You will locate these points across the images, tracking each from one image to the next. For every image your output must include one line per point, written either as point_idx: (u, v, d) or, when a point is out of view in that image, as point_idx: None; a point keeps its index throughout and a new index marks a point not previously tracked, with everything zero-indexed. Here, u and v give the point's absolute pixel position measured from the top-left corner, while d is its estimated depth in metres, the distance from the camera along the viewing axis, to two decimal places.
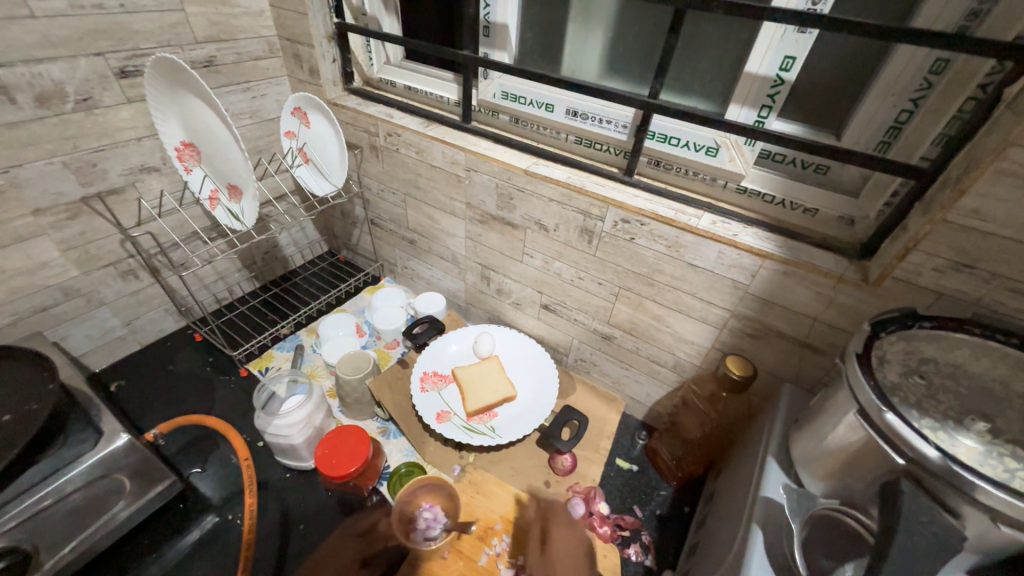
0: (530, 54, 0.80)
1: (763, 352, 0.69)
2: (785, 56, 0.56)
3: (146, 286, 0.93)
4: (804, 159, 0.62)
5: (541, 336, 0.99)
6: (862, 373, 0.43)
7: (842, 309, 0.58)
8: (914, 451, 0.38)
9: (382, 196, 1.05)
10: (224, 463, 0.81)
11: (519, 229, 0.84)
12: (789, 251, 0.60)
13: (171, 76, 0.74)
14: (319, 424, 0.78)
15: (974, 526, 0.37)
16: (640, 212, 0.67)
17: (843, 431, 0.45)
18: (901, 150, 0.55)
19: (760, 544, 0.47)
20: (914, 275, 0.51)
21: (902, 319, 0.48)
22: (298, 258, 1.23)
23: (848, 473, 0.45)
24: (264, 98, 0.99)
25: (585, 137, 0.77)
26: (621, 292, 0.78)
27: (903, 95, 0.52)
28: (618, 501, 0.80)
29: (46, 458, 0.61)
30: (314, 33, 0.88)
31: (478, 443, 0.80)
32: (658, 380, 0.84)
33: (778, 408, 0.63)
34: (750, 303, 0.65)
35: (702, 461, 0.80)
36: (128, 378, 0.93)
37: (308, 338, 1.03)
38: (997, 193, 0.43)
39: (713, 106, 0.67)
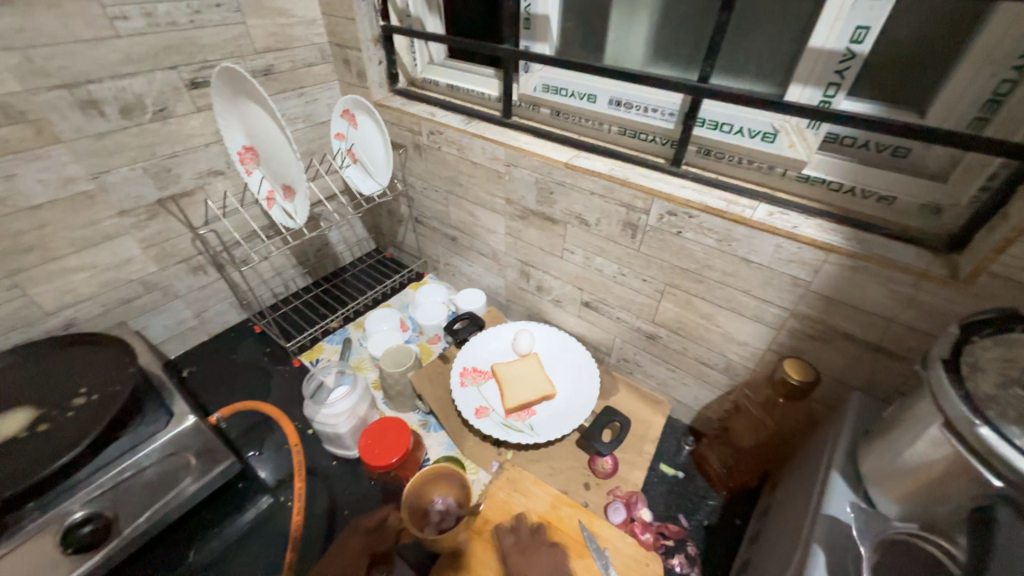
0: (572, 45, 0.78)
1: (827, 356, 0.63)
2: (856, 26, 0.50)
3: (213, 281, 1.01)
4: (879, 141, 0.55)
5: (581, 334, 0.97)
6: (949, 382, 0.38)
7: (924, 309, 0.52)
8: (1015, 473, 0.33)
9: (425, 194, 1.07)
10: (278, 448, 0.86)
11: (559, 224, 0.83)
12: (859, 245, 0.54)
13: (234, 84, 0.79)
14: (363, 415, 0.81)
15: None
16: (688, 204, 0.63)
17: (924, 447, 0.40)
18: (1000, 127, 0.48)
19: (822, 566, 0.42)
20: (1018, 271, 0.44)
21: (1000, 322, 0.42)
22: (347, 255, 1.28)
23: (932, 494, 0.39)
24: (317, 102, 1.04)
25: (629, 127, 0.74)
26: (667, 289, 0.74)
27: (1005, 63, 0.45)
28: (662, 508, 0.76)
29: (125, 436, 0.67)
30: (361, 37, 0.91)
31: (516, 441, 0.79)
32: (707, 383, 0.79)
33: (845, 418, 0.57)
34: (812, 301, 0.60)
35: (755, 472, 0.74)
36: (198, 365, 1.01)
37: (355, 332, 1.07)
38: None
39: (771, 87, 0.61)
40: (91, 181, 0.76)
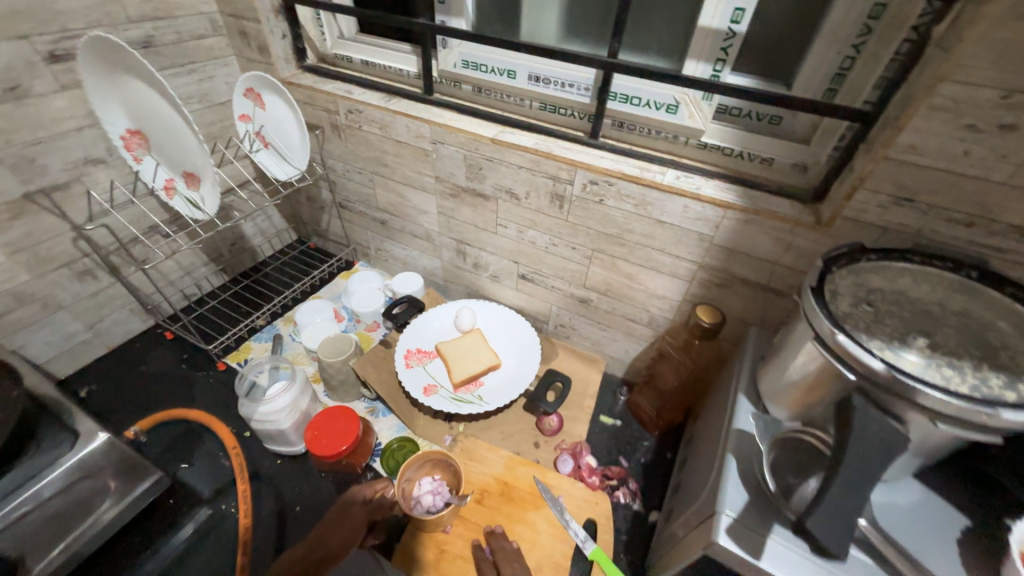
0: (487, 18, 0.78)
1: (730, 300, 0.72)
2: (735, 8, 0.57)
3: (105, 286, 0.89)
4: (758, 110, 0.64)
5: (520, 306, 1.01)
6: (816, 304, 0.47)
7: (799, 251, 0.62)
8: (863, 368, 0.41)
9: (348, 177, 1.03)
10: (210, 457, 0.80)
11: (491, 200, 0.85)
12: (748, 200, 0.63)
13: (107, 56, 0.69)
14: (305, 408, 0.78)
15: (917, 427, 0.41)
16: (607, 173, 0.69)
17: (803, 359, 0.49)
18: (846, 95, 0.58)
19: (734, 470, 0.50)
20: (861, 214, 0.55)
21: (851, 254, 0.52)
22: (266, 248, 1.20)
23: (809, 398, 0.49)
24: (212, 80, 0.94)
25: (549, 102, 0.77)
26: (595, 255, 0.80)
27: (846, 42, 0.55)
28: (604, 454, 0.84)
29: (20, 466, 0.58)
30: (259, 7, 0.84)
31: (468, 412, 0.82)
32: (634, 337, 0.88)
33: (747, 348, 0.66)
34: (716, 253, 0.68)
35: (680, 410, 0.84)
36: (99, 382, 0.90)
37: (285, 327, 1.01)
38: (931, 128, 0.46)
39: (670, 62, 0.68)
40: None
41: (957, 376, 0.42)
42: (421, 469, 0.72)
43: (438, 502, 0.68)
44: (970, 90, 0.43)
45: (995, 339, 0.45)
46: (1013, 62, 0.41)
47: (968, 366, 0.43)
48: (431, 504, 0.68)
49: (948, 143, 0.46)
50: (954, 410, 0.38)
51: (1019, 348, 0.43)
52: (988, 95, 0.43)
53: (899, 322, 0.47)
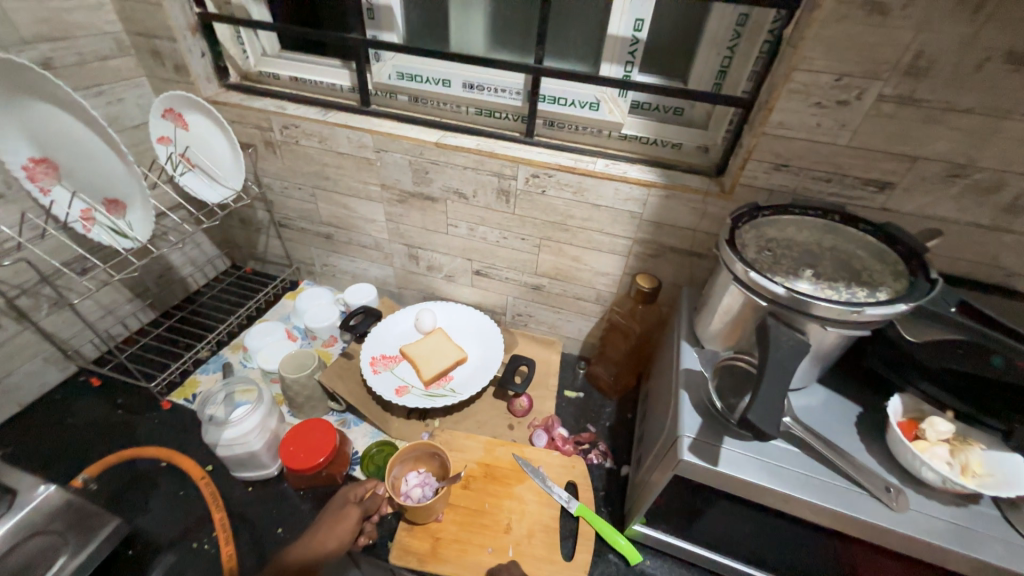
0: (416, 32, 0.83)
1: (662, 268, 0.83)
2: (636, 19, 0.68)
3: (12, 334, 0.79)
4: (664, 104, 0.76)
5: (476, 302, 1.05)
6: (731, 252, 0.57)
7: (712, 217, 0.74)
8: (771, 294, 0.52)
9: (286, 194, 1.01)
10: (169, 499, 0.74)
11: (440, 202, 0.89)
12: (667, 179, 0.74)
13: (9, 79, 0.63)
14: (275, 428, 0.76)
15: (814, 334, 0.52)
16: (546, 166, 0.76)
17: (727, 299, 0.59)
18: (729, 87, 0.71)
19: (687, 401, 0.59)
20: (753, 180, 0.67)
21: (750, 212, 0.64)
22: (198, 277, 1.12)
23: (736, 331, 0.59)
24: (123, 102, 0.88)
25: (484, 107, 0.84)
26: (543, 242, 0.87)
27: (723, 44, 0.68)
28: (573, 424, 0.91)
29: None
30: (174, 26, 0.82)
31: (442, 405, 0.84)
32: (586, 314, 0.96)
33: (683, 304, 0.77)
34: (646, 228, 0.78)
35: (633, 374, 0.94)
36: (14, 444, 0.80)
37: (234, 354, 0.97)
38: (792, 107, 0.59)
39: (587, 66, 0.77)
40: None
41: (835, 293, 0.54)
42: (405, 466, 0.73)
43: (426, 493, 0.71)
44: (813, 76, 0.57)
45: (857, 263, 0.58)
46: (838, 53, 0.54)
47: (842, 285, 0.55)
48: (420, 495, 0.70)
49: (805, 117, 0.60)
50: (836, 314, 0.49)
51: (874, 267, 0.57)
52: (826, 79, 0.56)
53: (791, 260, 0.59)
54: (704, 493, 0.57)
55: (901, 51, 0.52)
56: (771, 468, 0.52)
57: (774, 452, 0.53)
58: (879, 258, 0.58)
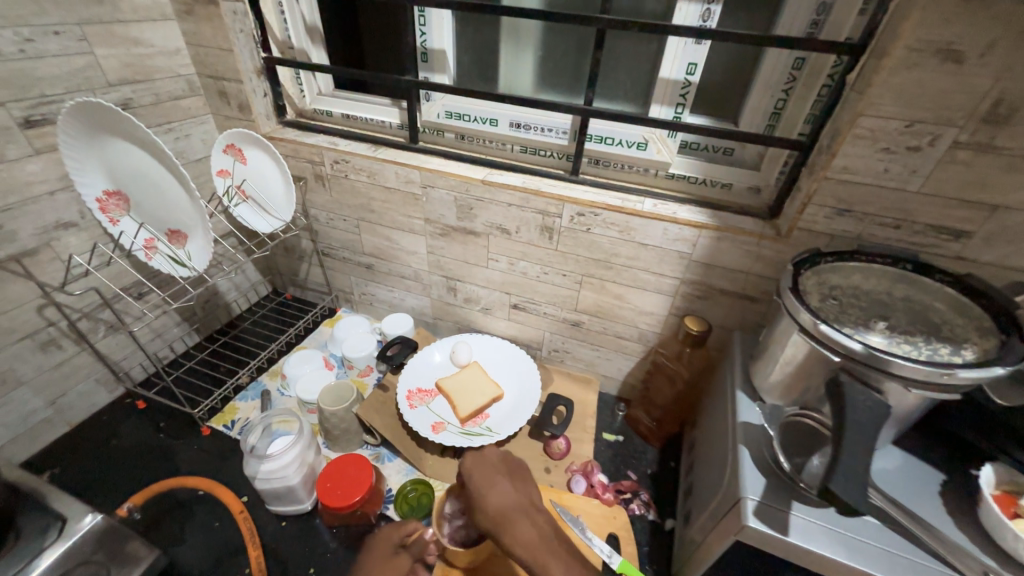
0: (466, 73, 0.86)
1: (710, 310, 0.80)
2: (688, 63, 0.68)
3: (71, 355, 0.83)
4: (714, 144, 0.76)
5: (512, 336, 1.04)
6: (796, 301, 0.54)
7: (766, 260, 0.71)
8: (844, 349, 0.49)
9: (331, 225, 1.04)
10: (204, 530, 0.74)
11: (481, 236, 0.89)
12: (718, 221, 0.72)
13: (93, 120, 0.69)
14: (312, 462, 0.76)
15: (893, 394, 0.48)
16: (593, 205, 0.76)
17: (790, 350, 0.56)
18: (784, 129, 0.69)
19: (748, 458, 0.55)
20: (812, 224, 0.65)
21: (812, 258, 0.61)
22: (241, 302, 1.16)
23: (801, 385, 0.56)
24: (189, 138, 0.94)
25: (530, 145, 0.85)
26: (585, 279, 0.86)
27: (778, 87, 0.67)
28: (612, 470, 0.87)
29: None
30: (242, 69, 0.87)
31: (479, 444, 0.82)
32: (626, 354, 0.93)
33: (735, 350, 0.73)
34: (695, 269, 0.76)
35: (677, 420, 0.89)
36: (63, 464, 0.82)
37: (273, 382, 0.98)
38: (857, 152, 0.58)
39: (636, 107, 0.78)
40: None
41: (913, 348, 0.50)
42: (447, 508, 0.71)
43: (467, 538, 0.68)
44: (881, 121, 0.55)
45: (935, 316, 0.54)
46: (908, 100, 0.53)
47: (921, 340, 0.51)
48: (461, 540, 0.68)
49: (871, 163, 0.58)
50: (920, 375, 0.45)
51: (955, 321, 0.53)
52: (895, 124, 0.54)
53: (860, 309, 0.56)
54: (767, 563, 0.52)
55: (980, 98, 0.50)
56: (850, 542, 0.47)
57: (851, 522, 0.49)
58: (959, 312, 0.54)
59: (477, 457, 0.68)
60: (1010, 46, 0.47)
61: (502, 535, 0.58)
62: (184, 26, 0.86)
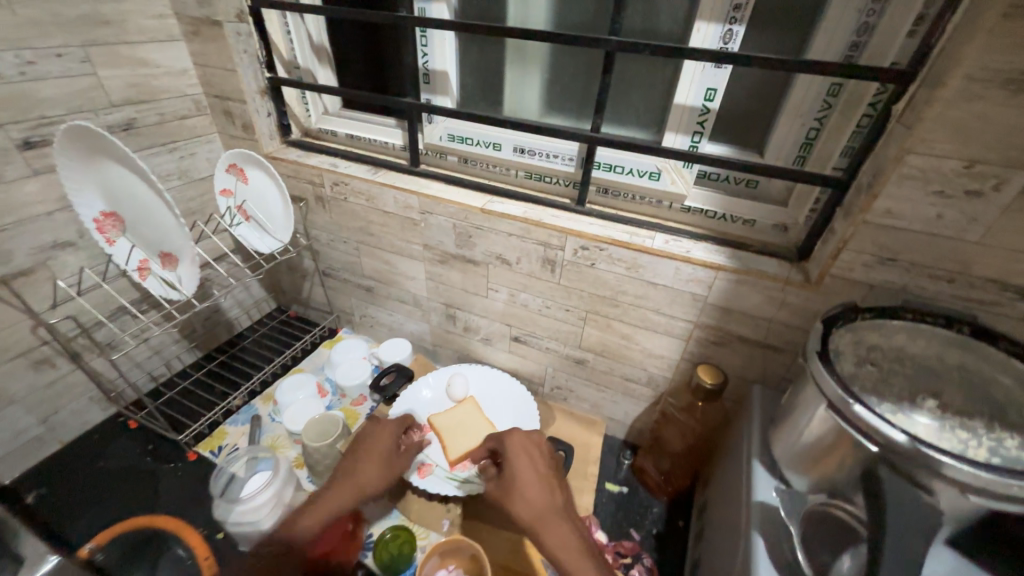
0: (470, 95, 0.82)
1: (728, 358, 0.72)
2: (707, 88, 0.62)
3: (65, 373, 0.82)
4: (735, 176, 0.68)
5: (513, 369, 0.98)
6: (825, 370, 0.46)
7: (792, 309, 0.63)
8: (884, 438, 0.40)
9: (332, 246, 1.01)
10: (177, 567, 0.71)
11: (481, 265, 0.84)
12: (738, 262, 0.64)
13: (89, 144, 0.68)
14: (290, 501, 0.72)
15: (946, 498, 0.40)
16: (598, 239, 0.70)
17: (817, 425, 0.48)
18: (816, 162, 0.62)
19: (763, 550, 0.47)
20: (848, 272, 0.56)
21: (847, 315, 0.52)
22: (244, 320, 1.15)
23: (828, 466, 0.47)
24: (194, 156, 0.94)
25: (534, 171, 0.80)
26: (589, 316, 0.79)
27: (809, 116, 0.60)
28: (613, 527, 0.79)
29: None
30: (245, 89, 0.86)
31: (467, 492, 0.77)
32: (634, 397, 0.86)
33: (754, 408, 0.65)
34: (710, 313, 0.69)
35: (688, 473, 0.81)
36: (49, 484, 0.81)
37: (265, 407, 0.95)
38: (903, 194, 0.49)
39: (650, 134, 0.71)
40: None
41: (972, 438, 0.42)
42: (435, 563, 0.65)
43: None
44: (935, 160, 0.46)
45: (998, 394, 0.46)
46: (968, 137, 0.44)
47: (979, 426, 0.43)
48: None
49: (921, 208, 0.49)
50: (983, 483, 0.37)
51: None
52: (952, 165, 0.46)
53: (904, 381, 0.48)
54: None
55: None
56: None
57: None
58: None
59: (521, 437, 0.65)
60: None
61: (540, 536, 0.53)
62: (191, 47, 0.85)
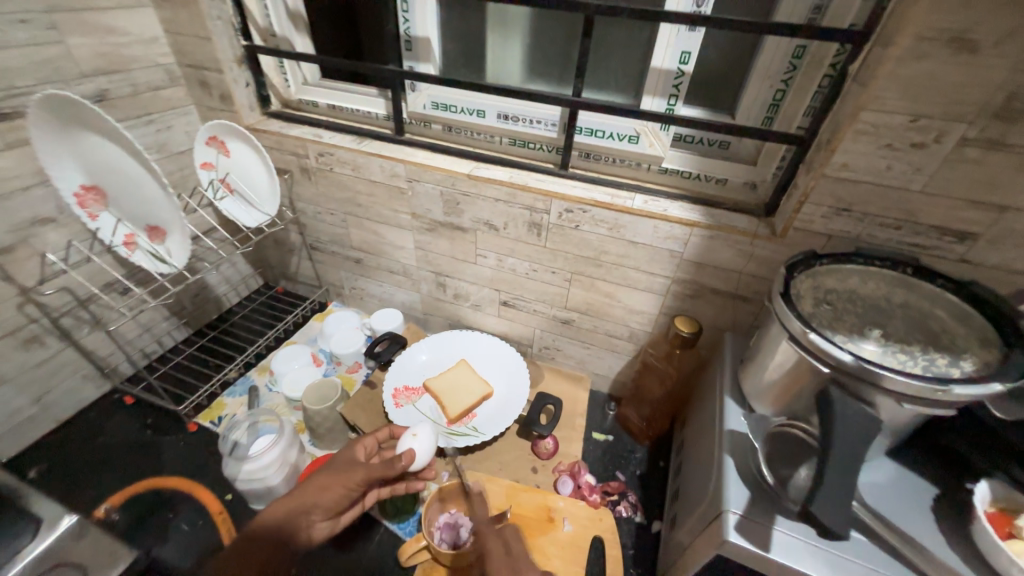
0: (453, 63, 0.82)
1: (702, 309, 0.78)
2: (682, 52, 0.65)
3: (55, 353, 0.82)
4: (709, 138, 0.72)
5: (503, 332, 1.02)
6: (786, 307, 0.51)
7: (760, 260, 0.68)
8: (834, 360, 0.46)
9: (319, 218, 1.02)
10: (188, 529, 0.74)
11: (469, 232, 0.87)
12: (711, 218, 0.69)
13: (64, 115, 0.67)
14: (295, 461, 0.76)
15: (885, 408, 0.46)
16: (581, 201, 0.73)
17: (780, 358, 0.54)
18: (782, 122, 0.66)
19: (733, 468, 0.53)
20: (809, 224, 0.62)
21: (807, 261, 0.58)
22: (232, 296, 1.14)
23: (790, 393, 0.54)
24: (171, 130, 0.92)
25: (519, 137, 0.82)
26: (574, 277, 0.84)
27: (777, 77, 0.64)
28: (600, 471, 0.86)
29: None
30: (222, 58, 0.84)
31: (465, 444, 0.81)
32: (618, 352, 0.91)
33: (726, 352, 0.71)
34: (686, 268, 0.74)
35: (667, 418, 0.87)
36: (50, 460, 0.82)
37: (261, 378, 0.97)
38: (858, 149, 0.54)
39: (628, 97, 0.74)
40: None
41: (909, 359, 0.48)
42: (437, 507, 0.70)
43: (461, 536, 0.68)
44: (885, 116, 0.51)
45: (934, 324, 0.51)
46: (915, 94, 0.49)
47: (917, 350, 0.49)
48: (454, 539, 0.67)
49: (873, 160, 0.54)
50: (914, 390, 0.43)
51: (955, 330, 0.50)
52: (900, 119, 0.51)
53: (855, 317, 0.53)
54: None
55: (993, 91, 0.46)
56: (835, 560, 0.45)
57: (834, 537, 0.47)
58: (961, 321, 0.51)
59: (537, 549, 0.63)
60: None
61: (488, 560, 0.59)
62: (160, 13, 0.82)
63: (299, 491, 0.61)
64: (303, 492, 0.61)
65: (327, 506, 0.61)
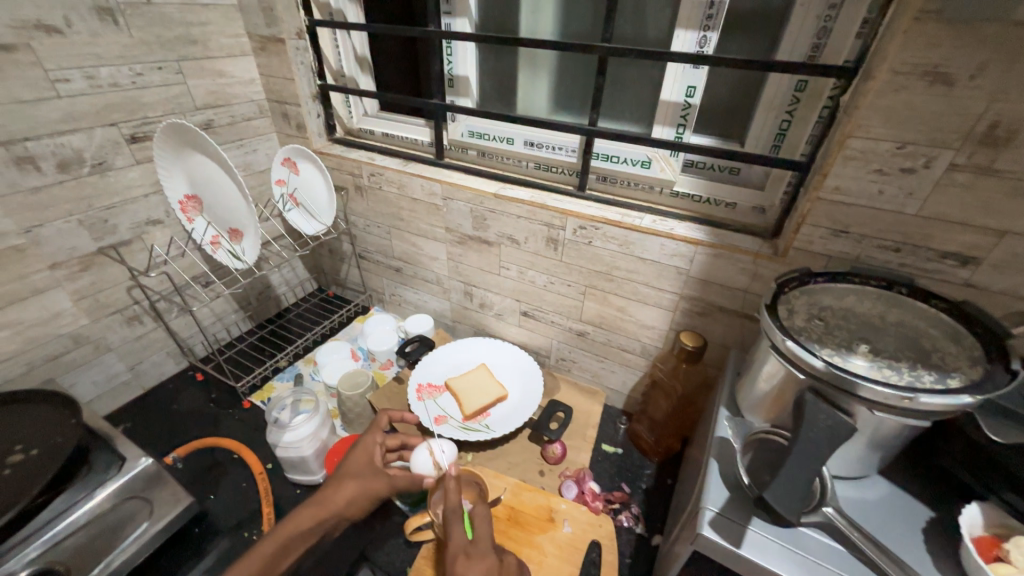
0: (488, 98, 0.94)
1: (711, 327, 0.80)
2: (687, 87, 0.71)
3: (149, 330, 0.99)
4: (720, 164, 0.76)
5: (524, 342, 1.09)
6: (769, 318, 0.54)
7: (764, 280, 0.71)
8: (808, 366, 0.48)
9: (367, 231, 1.16)
10: (235, 488, 0.85)
11: (495, 246, 0.96)
12: (715, 238, 0.73)
13: (178, 138, 0.85)
14: (325, 438, 0.86)
15: (861, 417, 0.48)
16: (593, 219, 0.80)
17: (768, 368, 0.55)
18: (787, 150, 0.70)
19: (716, 471, 0.55)
20: (808, 245, 0.64)
21: (801, 278, 0.60)
22: (290, 296, 1.30)
23: (776, 403, 0.55)
24: (256, 152, 1.10)
25: (543, 162, 0.91)
26: (588, 290, 0.89)
27: (782, 108, 0.68)
28: (606, 480, 0.88)
29: (63, 495, 0.65)
30: (301, 94, 1.01)
31: (476, 439, 0.87)
32: (630, 366, 0.94)
33: (728, 368, 0.73)
34: (693, 284, 0.77)
35: (677, 436, 0.88)
36: (134, 420, 0.98)
37: (306, 367, 1.10)
38: (849, 173, 0.57)
39: (642, 127, 0.81)
40: (21, 236, 0.76)
41: (895, 374, 0.49)
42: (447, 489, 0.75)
43: None
44: (873, 142, 0.54)
45: (926, 343, 0.52)
46: (899, 122, 0.52)
47: (904, 365, 0.50)
48: None
49: (864, 185, 0.57)
50: (882, 396, 0.44)
51: (946, 348, 0.51)
52: (887, 146, 0.54)
53: (847, 332, 0.55)
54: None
55: (975, 120, 0.49)
56: (806, 563, 0.46)
57: (809, 543, 0.48)
58: (953, 340, 0.52)
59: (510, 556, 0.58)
60: (1001, 70, 0.46)
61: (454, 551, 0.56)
62: (258, 60, 1.02)
63: (326, 502, 0.63)
64: (326, 506, 0.63)
65: (352, 515, 0.65)
